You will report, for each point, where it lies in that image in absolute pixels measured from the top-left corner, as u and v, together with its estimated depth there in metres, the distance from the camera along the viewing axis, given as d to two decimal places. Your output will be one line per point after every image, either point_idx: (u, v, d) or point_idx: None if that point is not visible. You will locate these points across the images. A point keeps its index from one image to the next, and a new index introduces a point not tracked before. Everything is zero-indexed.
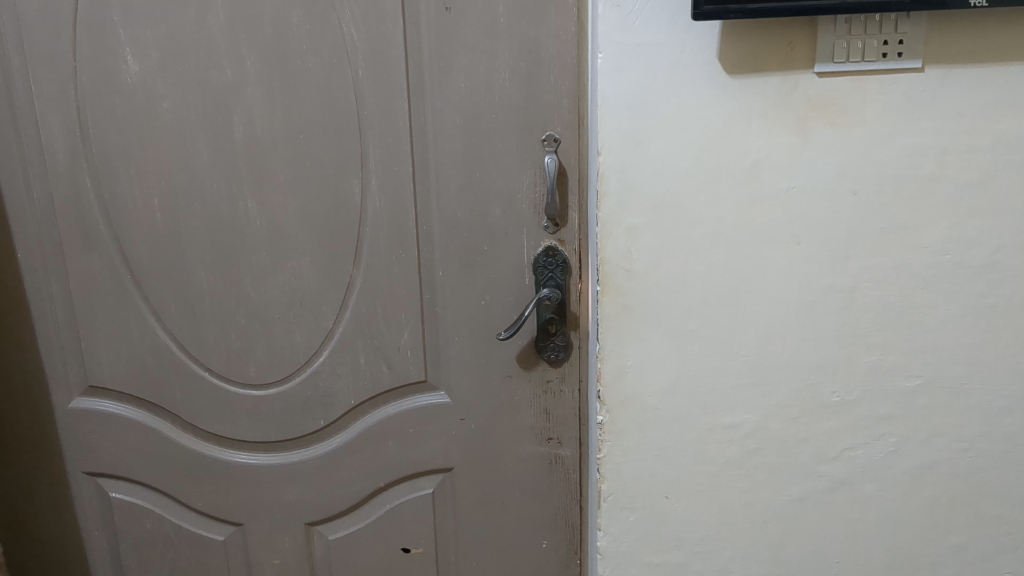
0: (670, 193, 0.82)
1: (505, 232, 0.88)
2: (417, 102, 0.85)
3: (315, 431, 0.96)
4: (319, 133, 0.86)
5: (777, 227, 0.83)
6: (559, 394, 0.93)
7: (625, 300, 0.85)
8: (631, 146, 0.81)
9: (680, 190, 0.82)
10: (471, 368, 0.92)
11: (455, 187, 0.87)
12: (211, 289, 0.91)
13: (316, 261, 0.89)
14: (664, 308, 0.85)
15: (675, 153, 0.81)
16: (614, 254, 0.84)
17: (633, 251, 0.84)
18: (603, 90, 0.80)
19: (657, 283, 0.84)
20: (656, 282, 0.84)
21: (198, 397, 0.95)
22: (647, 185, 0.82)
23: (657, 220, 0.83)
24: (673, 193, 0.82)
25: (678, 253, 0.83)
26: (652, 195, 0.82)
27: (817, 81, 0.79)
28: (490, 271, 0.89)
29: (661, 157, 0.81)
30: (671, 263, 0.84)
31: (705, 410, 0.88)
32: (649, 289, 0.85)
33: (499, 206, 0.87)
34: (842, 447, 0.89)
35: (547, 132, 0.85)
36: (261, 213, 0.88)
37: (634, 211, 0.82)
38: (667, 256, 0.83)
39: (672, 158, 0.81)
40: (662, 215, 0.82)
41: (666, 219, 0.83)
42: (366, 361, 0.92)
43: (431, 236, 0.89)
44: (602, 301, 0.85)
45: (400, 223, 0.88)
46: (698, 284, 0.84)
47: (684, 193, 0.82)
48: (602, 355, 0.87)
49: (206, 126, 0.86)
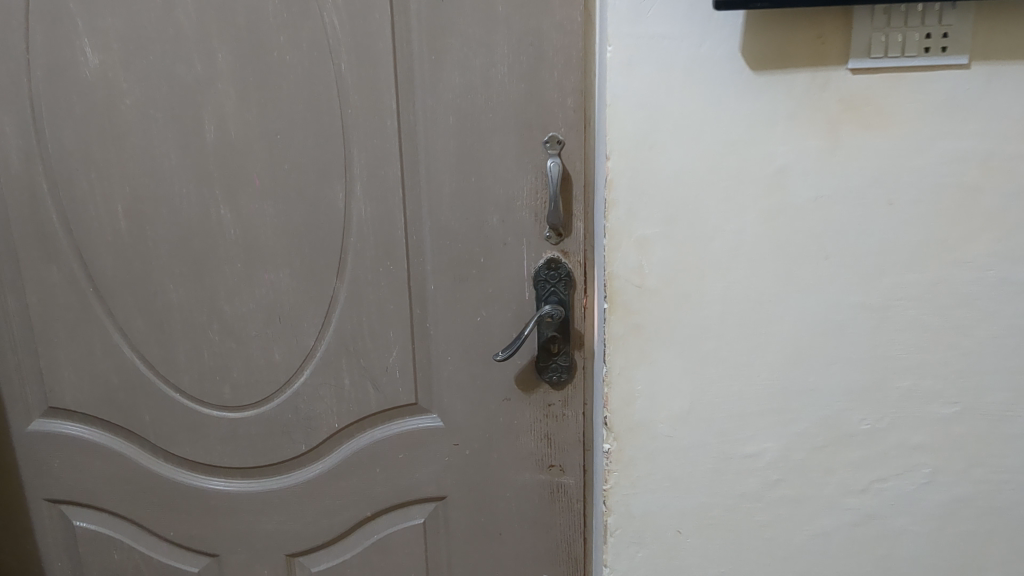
0: (686, 203, 0.74)
1: (503, 243, 0.80)
2: (406, 99, 0.77)
3: (296, 457, 0.88)
4: (299, 134, 0.78)
5: (803, 240, 0.75)
6: (561, 418, 0.85)
7: (636, 319, 0.77)
8: (643, 150, 0.73)
9: (698, 198, 0.74)
10: (466, 390, 0.85)
11: (448, 193, 0.79)
12: (181, 304, 0.83)
13: (296, 273, 0.82)
14: (679, 328, 0.77)
15: (692, 158, 0.73)
16: (624, 269, 0.76)
17: (645, 265, 0.76)
18: (613, 87, 0.72)
19: (671, 301, 0.77)
20: (671, 299, 0.77)
21: (168, 420, 0.87)
22: (661, 194, 0.74)
23: (671, 231, 0.75)
24: (690, 201, 0.74)
25: (695, 267, 0.76)
26: (666, 204, 0.74)
27: (851, 78, 0.71)
28: (487, 285, 0.81)
29: (678, 162, 0.73)
30: (687, 278, 0.76)
31: (723, 437, 0.81)
32: (662, 306, 0.77)
33: (497, 213, 0.79)
34: (871, 478, 0.82)
35: (549, 133, 0.77)
36: (234, 221, 0.80)
37: (646, 221, 0.75)
38: (683, 270, 0.76)
39: (689, 164, 0.73)
40: (677, 226, 0.75)
41: (681, 230, 0.75)
42: (351, 381, 0.85)
43: (422, 247, 0.81)
44: (609, 320, 0.78)
45: (388, 232, 0.80)
46: (716, 302, 0.77)
47: (702, 201, 0.74)
48: (609, 378, 0.79)
49: (173, 124, 0.78)
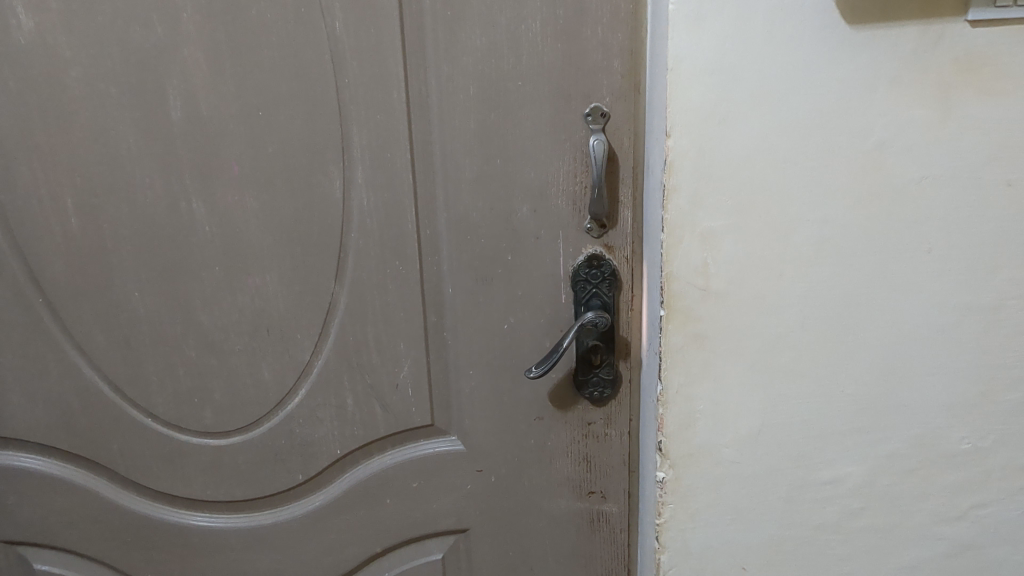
0: (762, 188, 0.61)
1: (534, 237, 0.67)
2: (416, 64, 0.63)
3: (292, 487, 0.75)
4: (285, 109, 0.64)
5: (902, 230, 0.62)
6: (603, 439, 0.73)
7: (698, 328, 0.64)
8: (712, 126, 0.59)
9: (776, 182, 0.61)
10: (491, 408, 0.72)
11: (468, 179, 0.65)
12: (149, 314, 0.69)
13: (286, 277, 0.68)
14: (751, 337, 0.65)
15: (771, 134, 0.59)
16: (686, 268, 0.63)
17: (710, 263, 0.63)
18: (675, 46, 0.58)
19: (742, 304, 0.64)
20: (740, 303, 0.64)
21: (140, 449, 0.73)
22: (731, 177, 0.60)
23: (743, 223, 0.62)
24: (767, 185, 0.61)
25: (771, 264, 0.63)
26: (738, 190, 0.61)
27: (969, 33, 0.57)
28: (515, 287, 0.68)
29: (753, 139, 0.60)
30: (761, 277, 0.63)
31: (799, 462, 0.68)
32: (730, 311, 0.64)
33: (527, 202, 0.66)
34: (970, 504, 0.69)
35: (592, 104, 0.63)
36: (210, 216, 0.67)
37: (713, 211, 0.61)
38: (756, 269, 0.63)
39: (767, 141, 0.60)
40: (751, 216, 0.61)
41: (756, 221, 0.62)
42: (355, 400, 0.72)
43: (437, 242, 0.67)
44: (666, 330, 0.65)
45: (396, 226, 0.67)
46: (795, 305, 0.64)
47: (782, 185, 0.61)
48: (665, 397, 0.66)
49: (131, 100, 0.64)
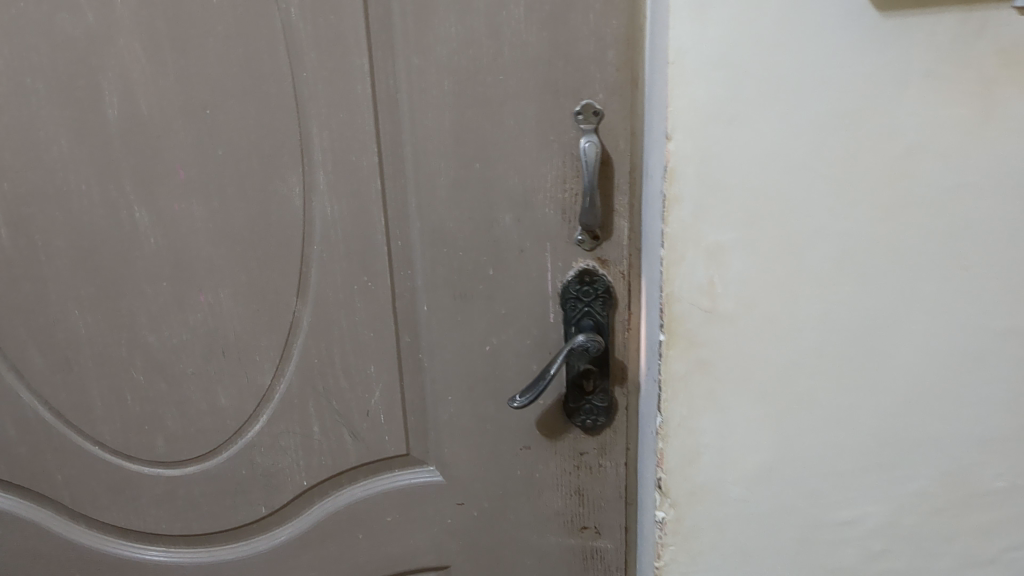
0: (775, 197, 0.53)
1: (518, 250, 0.59)
2: (383, 56, 0.55)
3: (255, 521, 0.68)
4: (236, 107, 0.56)
5: (935, 245, 0.54)
6: (597, 470, 0.66)
7: (702, 353, 0.57)
8: (720, 127, 0.52)
9: (792, 191, 0.53)
10: (472, 437, 0.65)
11: (444, 185, 0.58)
12: (91, 335, 0.62)
13: (242, 293, 0.61)
14: (762, 365, 0.57)
15: (786, 136, 0.52)
16: (688, 288, 0.56)
17: (716, 282, 0.55)
18: (676, 36, 0.50)
19: (752, 328, 0.56)
20: (750, 326, 0.56)
21: (86, 480, 0.67)
22: (741, 185, 0.53)
23: (754, 237, 0.54)
24: (781, 194, 0.53)
25: (786, 282, 0.55)
26: (748, 200, 0.53)
27: (1017, 21, 0.50)
28: (498, 304, 0.61)
29: (766, 142, 0.52)
30: (774, 298, 0.56)
31: (814, 500, 0.61)
32: (738, 335, 0.57)
33: (510, 211, 0.58)
34: (1004, 547, 0.61)
35: (583, 101, 0.56)
36: (155, 226, 0.59)
37: (720, 224, 0.54)
38: (768, 289, 0.55)
39: (782, 144, 0.52)
40: (763, 229, 0.54)
41: (768, 235, 0.54)
42: (322, 429, 0.65)
43: (409, 255, 0.60)
44: (666, 356, 0.57)
45: (363, 237, 0.59)
46: (812, 328, 0.56)
47: (799, 194, 0.53)
48: (665, 430, 0.59)
49: (61, 99, 0.56)
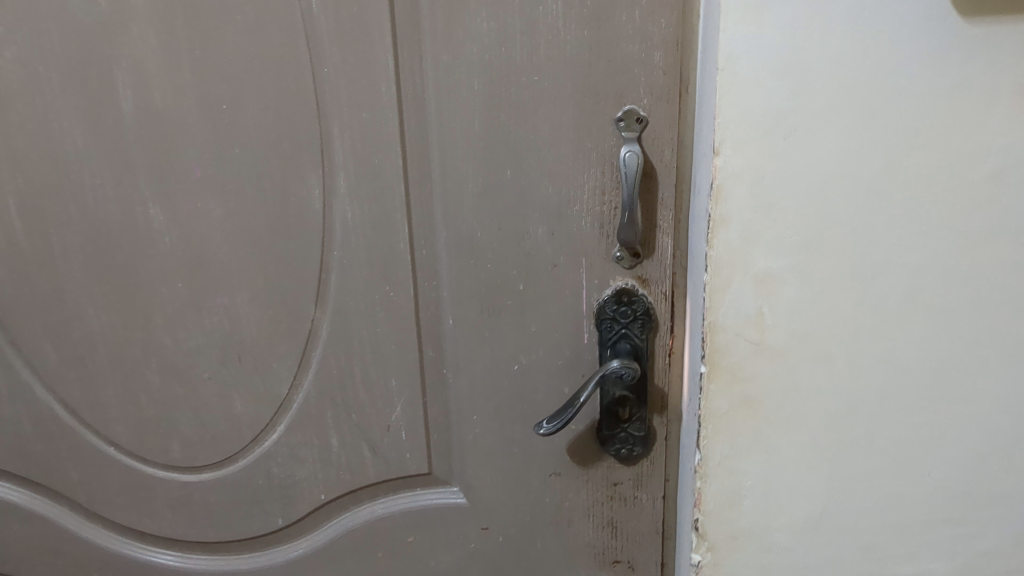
0: (836, 222, 0.48)
1: (551, 265, 0.55)
2: (410, 52, 0.51)
3: (271, 532, 0.65)
4: (253, 103, 0.53)
5: (1018, 282, 0.48)
6: (632, 502, 0.61)
7: (748, 390, 0.52)
8: (775, 142, 0.46)
9: (855, 216, 0.47)
10: (498, 460, 0.61)
11: (473, 192, 0.54)
12: (106, 334, 0.60)
13: (258, 298, 0.58)
14: (814, 405, 0.52)
15: (851, 155, 0.46)
16: (734, 318, 0.50)
17: (766, 313, 0.50)
18: (728, 40, 0.45)
19: (805, 364, 0.51)
20: (803, 362, 0.51)
21: (101, 481, 0.64)
22: (797, 208, 0.47)
23: (810, 265, 0.49)
24: (842, 219, 0.47)
25: (845, 316, 0.50)
26: (805, 225, 0.48)
27: None
28: (528, 322, 0.56)
29: (827, 161, 0.46)
30: (831, 333, 0.50)
31: (868, 553, 0.55)
32: (789, 372, 0.51)
33: (543, 223, 0.54)
34: None
35: (625, 107, 0.51)
36: (170, 224, 0.56)
37: (772, 249, 0.48)
38: (824, 322, 0.50)
39: (846, 163, 0.46)
40: (821, 257, 0.48)
41: (827, 263, 0.48)
42: (340, 442, 0.61)
43: (435, 265, 0.56)
44: (707, 391, 0.52)
45: (385, 244, 0.55)
46: (873, 367, 0.51)
47: (862, 220, 0.47)
48: (704, 469, 0.54)
49: (75, 89, 0.54)
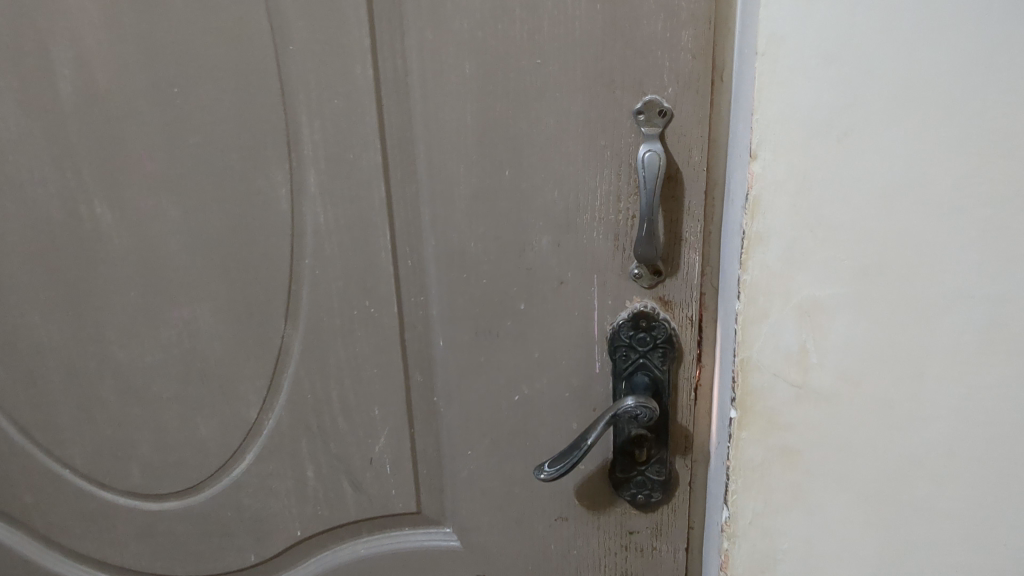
0: (901, 244, 0.39)
1: (557, 283, 0.46)
2: (389, 28, 0.43)
3: (243, 569, 0.58)
4: (208, 87, 0.45)
5: None
6: (650, 553, 0.53)
7: (786, 439, 0.43)
8: (827, 144, 0.37)
9: (925, 235, 0.38)
10: (496, 501, 0.53)
11: (465, 195, 0.45)
12: (56, 346, 0.53)
13: (221, 311, 0.50)
14: (867, 458, 0.43)
15: (922, 162, 0.37)
16: (772, 354, 0.41)
17: (811, 350, 0.41)
18: (772, 16, 0.36)
19: (856, 412, 0.42)
20: (854, 408, 0.42)
21: (58, 504, 0.58)
22: (853, 226, 0.39)
23: (868, 294, 0.40)
24: (909, 239, 0.39)
25: (908, 356, 0.41)
26: (863, 245, 0.39)
27: None
28: (530, 347, 0.48)
29: (892, 168, 0.37)
30: (889, 375, 0.41)
31: None
32: (837, 419, 0.42)
33: (547, 233, 0.45)
34: None
35: (644, 97, 0.42)
36: (121, 224, 0.49)
37: (819, 274, 0.40)
38: (884, 362, 0.41)
39: (915, 172, 0.37)
40: (881, 285, 0.39)
41: (888, 292, 0.40)
42: (317, 475, 0.54)
43: (422, 278, 0.48)
44: (738, 438, 0.43)
45: (364, 253, 0.47)
46: (942, 417, 0.42)
47: (934, 241, 0.38)
48: (732, 529, 0.46)
49: (7, 68, 0.46)
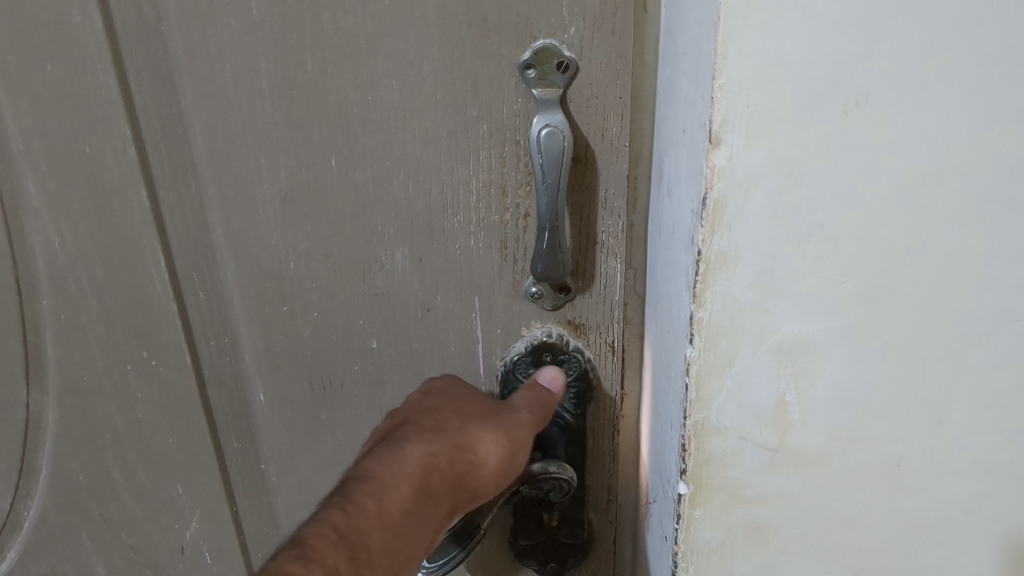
0: (957, 260, 0.23)
1: (419, 311, 0.32)
2: None
3: None
4: None
5: None
6: None
7: (760, 537, 0.28)
8: (849, 107, 0.21)
9: (986, 247, 0.23)
10: None
11: (273, 199, 0.30)
12: None
13: None
14: (879, 554, 0.29)
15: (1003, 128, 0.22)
16: (741, 426, 0.26)
17: (802, 418, 0.26)
18: None
19: (869, 498, 0.27)
20: (865, 494, 0.27)
21: None
22: (881, 236, 0.23)
23: (892, 337, 0.24)
24: (960, 253, 0.23)
25: (952, 420, 0.26)
26: (894, 263, 0.23)
27: None
28: (390, 397, 0.34)
29: (951, 142, 0.22)
30: (920, 446, 0.27)
31: None
32: (838, 511, 0.28)
33: (399, 246, 0.31)
34: None
35: (535, 43, 0.27)
36: None
37: (821, 312, 0.24)
38: (911, 428, 0.26)
39: (990, 145, 0.22)
40: (911, 326, 0.24)
41: (929, 334, 0.24)
42: (111, 569, 0.39)
43: (224, 315, 0.33)
44: (690, 540, 0.29)
45: (129, 286, 0.32)
46: (989, 496, 0.28)
47: (1008, 252, 0.23)
48: None
49: None
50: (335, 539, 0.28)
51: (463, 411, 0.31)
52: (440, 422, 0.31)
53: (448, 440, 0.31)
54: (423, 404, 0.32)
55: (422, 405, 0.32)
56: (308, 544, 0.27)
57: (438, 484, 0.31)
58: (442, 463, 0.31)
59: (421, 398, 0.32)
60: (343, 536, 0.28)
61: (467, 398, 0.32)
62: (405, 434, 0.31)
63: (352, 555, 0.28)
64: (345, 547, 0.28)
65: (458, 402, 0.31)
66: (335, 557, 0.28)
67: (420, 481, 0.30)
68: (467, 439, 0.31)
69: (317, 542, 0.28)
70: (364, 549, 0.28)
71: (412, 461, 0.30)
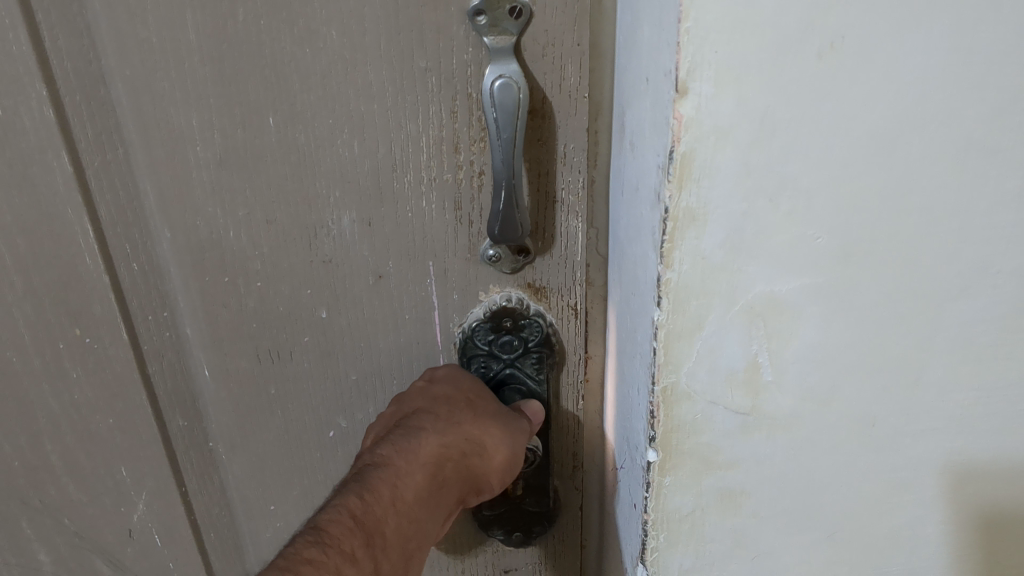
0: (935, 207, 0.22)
1: (370, 278, 0.30)
2: None
3: None
4: None
5: None
6: None
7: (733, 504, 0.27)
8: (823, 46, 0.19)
9: (963, 194, 0.22)
10: None
11: (209, 162, 0.28)
12: None
13: None
14: (856, 517, 0.28)
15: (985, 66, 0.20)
16: (713, 392, 0.25)
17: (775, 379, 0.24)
18: None
19: (844, 460, 0.26)
20: (842, 456, 0.26)
21: None
22: (858, 186, 0.21)
23: (869, 292, 0.23)
24: (936, 202, 0.22)
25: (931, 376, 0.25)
26: (872, 214, 0.22)
27: None
28: (342, 368, 0.33)
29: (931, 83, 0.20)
30: (897, 405, 0.25)
31: None
32: (814, 475, 0.26)
33: (346, 210, 0.29)
34: None
35: None
36: None
37: (796, 268, 0.22)
38: (887, 387, 0.25)
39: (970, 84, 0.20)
40: (887, 280, 0.23)
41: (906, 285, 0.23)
42: (55, 557, 0.37)
43: (162, 288, 0.31)
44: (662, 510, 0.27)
45: (56, 261, 0.30)
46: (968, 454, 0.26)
47: (985, 195, 0.22)
48: None
49: None
50: (353, 526, 0.26)
51: (475, 404, 0.30)
52: (455, 413, 0.30)
53: (461, 432, 0.30)
54: (433, 392, 0.30)
55: (431, 393, 0.30)
56: (325, 531, 0.26)
57: (448, 473, 0.30)
58: (454, 454, 0.30)
59: (428, 386, 0.30)
60: (359, 524, 0.27)
61: (478, 389, 0.31)
62: (419, 422, 0.29)
63: (367, 541, 0.27)
64: (361, 534, 0.27)
65: (470, 394, 0.30)
66: (352, 545, 0.26)
67: (432, 471, 0.29)
68: (479, 433, 0.30)
69: (336, 529, 0.26)
70: (377, 536, 0.27)
71: (425, 452, 0.29)
